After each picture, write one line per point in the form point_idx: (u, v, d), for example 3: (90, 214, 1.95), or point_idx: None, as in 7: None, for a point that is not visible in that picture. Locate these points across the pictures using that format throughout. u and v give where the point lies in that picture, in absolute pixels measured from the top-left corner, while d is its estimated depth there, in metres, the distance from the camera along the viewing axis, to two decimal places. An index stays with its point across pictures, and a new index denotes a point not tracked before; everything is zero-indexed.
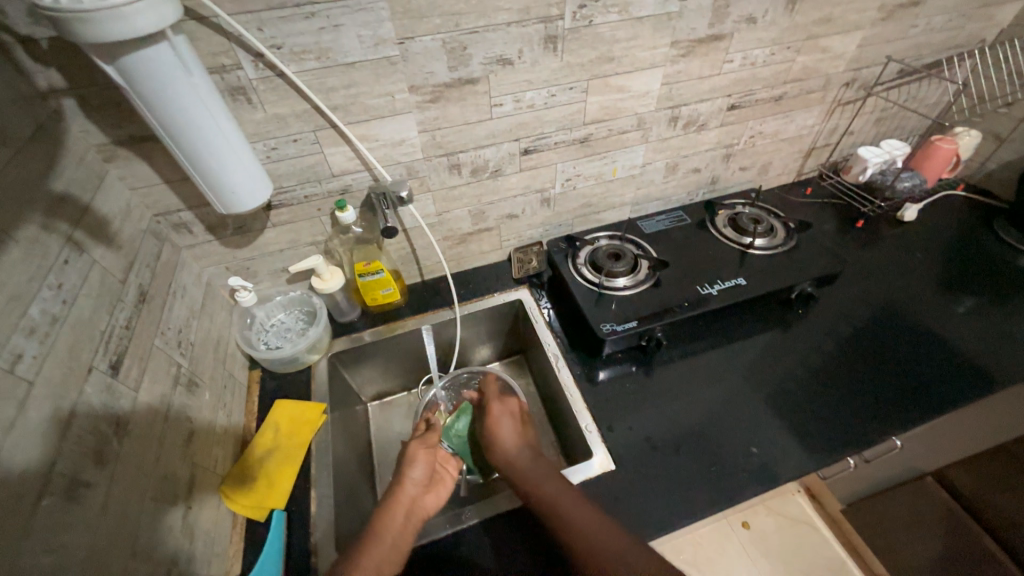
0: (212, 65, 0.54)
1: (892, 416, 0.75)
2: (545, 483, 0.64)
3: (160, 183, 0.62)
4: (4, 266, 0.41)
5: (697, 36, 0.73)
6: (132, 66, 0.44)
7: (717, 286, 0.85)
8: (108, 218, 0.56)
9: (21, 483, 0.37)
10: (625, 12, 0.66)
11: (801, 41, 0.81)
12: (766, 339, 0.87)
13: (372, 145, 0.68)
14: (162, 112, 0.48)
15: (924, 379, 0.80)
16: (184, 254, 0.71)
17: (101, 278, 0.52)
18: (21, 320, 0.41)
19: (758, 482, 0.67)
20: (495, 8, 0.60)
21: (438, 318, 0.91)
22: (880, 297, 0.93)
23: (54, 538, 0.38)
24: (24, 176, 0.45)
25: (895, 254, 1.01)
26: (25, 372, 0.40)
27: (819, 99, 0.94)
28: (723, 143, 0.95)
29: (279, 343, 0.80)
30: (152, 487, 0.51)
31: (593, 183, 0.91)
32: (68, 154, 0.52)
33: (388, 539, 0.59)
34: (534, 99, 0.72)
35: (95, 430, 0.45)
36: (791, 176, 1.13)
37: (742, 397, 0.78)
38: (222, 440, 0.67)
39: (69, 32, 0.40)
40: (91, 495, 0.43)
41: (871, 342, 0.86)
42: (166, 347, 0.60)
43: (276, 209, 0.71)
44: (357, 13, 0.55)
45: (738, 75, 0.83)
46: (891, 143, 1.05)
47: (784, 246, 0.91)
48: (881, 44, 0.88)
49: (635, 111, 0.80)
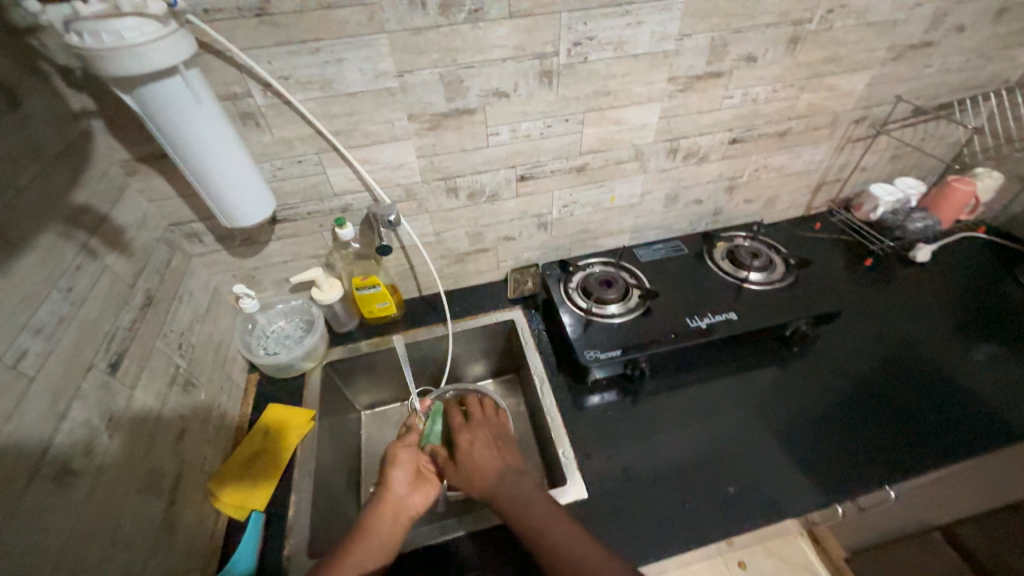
0: (224, 93, 0.58)
1: (883, 468, 0.72)
2: (527, 499, 0.62)
3: (175, 196, 0.67)
4: (21, 270, 0.46)
5: (695, 73, 0.74)
6: (148, 95, 0.49)
7: (708, 319, 0.84)
8: (124, 227, 0.61)
9: (13, 467, 0.41)
10: (621, 49, 0.68)
11: (805, 79, 0.81)
12: (759, 375, 0.86)
13: (372, 168, 0.72)
14: (172, 135, 0.53)
15: (923, 429, 0.77)
16: (195, 261, 0.76)
17: (110, 283, 0.57)
18: (30, 320, 0.45)
19: (733, 524, 0.66)
20: (492, 45, 0.63)
21: (432, 333, 0.93)
22: (884, 340, 0.90)
23: (39, 521, 0.42)
24: (49, 189, 0.51)
25: (905, 295, 0.97)
26: (28, 367, 0.44)
27: (827, 135, 0.93)
28: (725, 175, 0.95)
29: (277, 349, 0.84)
30: (138, 480, 0.54)
31: (591, 210, 0.92)
32: (92, 169, 0.58)
33: (375, 540, 0.60)
34: (530, 129, 0.74)
35: (88, 423, 0.49)
36: (799, 209, 1.11)
37: (727, 435, 0.77)
38: (213, 438, 0.71)
39: (92, 66, 0.45)
40: (78, 484, 0.46)
41: (870, 387, 0.83)
42: (167, 348, 0.65)
43: (281, 223, 0.76)
44: (359, 49, 0.59)
45: (739, 110, 0.83)
46: (906, 181, 1.03)
47: (783, 282, 0.89)
48: (891, 83, 0.87)
49: (633, 142, 0.82)
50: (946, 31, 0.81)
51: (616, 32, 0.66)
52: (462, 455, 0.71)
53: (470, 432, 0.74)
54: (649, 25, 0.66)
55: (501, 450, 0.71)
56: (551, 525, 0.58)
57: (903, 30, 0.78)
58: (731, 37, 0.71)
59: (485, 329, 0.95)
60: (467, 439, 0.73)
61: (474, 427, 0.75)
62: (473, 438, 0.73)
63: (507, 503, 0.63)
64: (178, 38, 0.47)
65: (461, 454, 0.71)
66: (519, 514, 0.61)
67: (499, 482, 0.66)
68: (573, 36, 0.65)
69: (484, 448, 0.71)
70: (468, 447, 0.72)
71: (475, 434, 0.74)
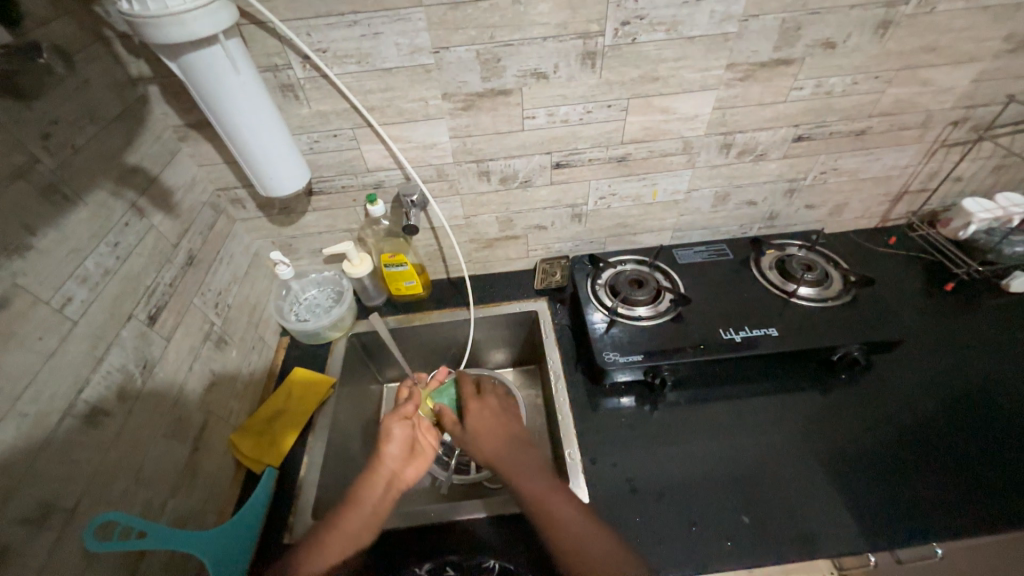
0: (266, 64, 0.60)
1: (930, 521, 0.64)
2: (531, 473, 0.63)
3: (221, 163, 0.71)
4: (72, 223, 0.50)
5: (759, 59, 0.67)
6: (189, 64, 0.51)
7: (745, 332, 0.78)
8: (173, 189, 0.66)
9: (49, 403, 0.45)
10: (674, 30, 0.62)
11: (894, 70, 0.71)
12: (797, 398, 0.78)
13: (405, 146, 0.72)
14: (212, 103, 0.55)
15: (989, 485, 0.67)
16: (238, 226, 0.80)
17: (155, 241, 0.61)
18: (77, 270, 0.50)
19: (742, 555, 0.61)
20: (532, 22, 0.60)
21: (455, 316, 0.93)
22: (955, 378, 0.79)
23: (69, 452, 0.46)
24: (104, 149, 0.54)
25: (989, 328, 0.85)
26: (72, 312, 0.49)
27: (915, 138, 0.81)
28: (786, 176, 0.86)
29: (307, 316, 0.87)
30: (165, 425, 0.59)
31: (630, 204, 0.87)
32: (146, 132, 0.62)
33: (364, 512, 0.61)
34: (568, 114, 0.70)
35: (122, 369, 0.53)
36: (872, 220, 0.99)
37: (752, 459, 0.71)
38: (240, 394, 0.76)
39: (140, 33, 0.47)
40: (108, 423, 0.51)
41: (930, 429, 0.73)
42: (203, 306, 0.69)
43: (316, 195, 0.78)
44: (395, 23, 0.58)
45: (809, 104, 0.74)
46: (1009, 197, 0.87)
47: (838, 300, 0.81)
48: (1005, 79, 0.74)
49: (681, 133, 0.76)
50: None
51: (670, 11, 0.60)
52: (469, 422, 0.73)
53: (479, 403, 0.76)
54: (708, 3, 0.60)
55: (506, 425, 0.72)
56: (552, 501, 0.59)
57: None
58: (806, 20, 0.63)
59: (508, 318, 0.94)
60: (475, 410, 0.75)
61: (483, 399, 0.76)
62: (481, 411, 0.74)
63: (510, 475, 0.64)
64: (219, 6, 0.47)
65: (467, 423, 0.73)
66: (521, 486, 0.62)
67: (503, 455, 0.67)
68: (621, 14, 0.60)
69: (491, 419, 0.72)
70: (476, 416, 0.74)
71: (483, 406, 0.75)
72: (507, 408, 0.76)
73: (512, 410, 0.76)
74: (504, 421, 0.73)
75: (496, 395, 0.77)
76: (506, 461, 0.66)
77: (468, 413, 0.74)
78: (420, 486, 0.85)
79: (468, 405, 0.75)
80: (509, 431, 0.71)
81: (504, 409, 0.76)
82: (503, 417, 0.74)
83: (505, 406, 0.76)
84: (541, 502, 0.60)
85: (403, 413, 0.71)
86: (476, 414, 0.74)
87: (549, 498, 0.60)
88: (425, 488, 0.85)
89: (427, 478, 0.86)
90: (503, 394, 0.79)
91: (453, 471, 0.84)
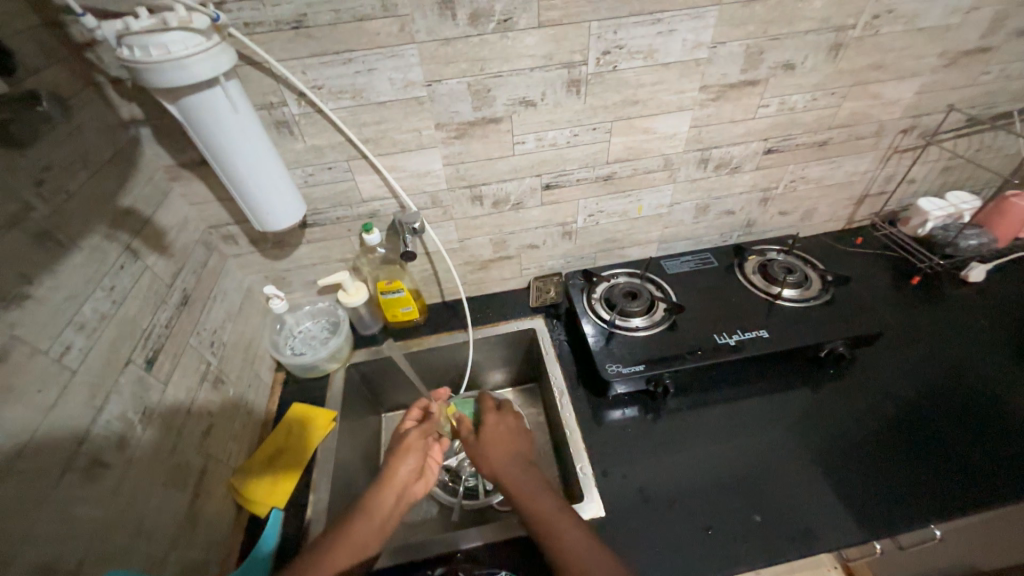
0: (261, 102, 0.61)
1: (927, 503, 0.67)
2: (539, 492, 0.62)
3: (213, 200, 0.71)
4: (68, 269, 0.49)
5: (728, 81, 0.72)
6: (188, 105, 0.51)
7: (737, 336, 0.81)
8: (165, 229, 0.65)
9: (49, 458, 0.43)
10: (651, 58, 0.67)
11: (848, 86, 0.77)
12: (791, 395, 0.82)
13: (399, 175, 0.73)
14: (210, 142, 0.55)
15: (975, 465, 0.71)
16: (229, 262, 0.79)
17: (150, 282, 0.60)
18: (74, 317, 0.48)
19: (758, 554, 0.63)
20: (520, 54, 0.63)
21: (453, 339, 0.93)
22: (931, 365, 0.84)
23: (70, 509, 0.44)
24: (98, 193, 0.54)
25: (955, 316, 0.91)
26: (70, 361, 0.47)
27: (871, 146, 0.89)
28: (759, 186, 0.91)
29: (303, 349, 0.86)
30: (165, 473, 0.56)
31: (617, 220, 0.91)
32: (138, 174, 0.61)
33: (372, 524, 0.57)
34: (556, 138, 0.74)
35: (121, 417, 0.51)
36: (839, 222, 1.05)
37: (755, 458, 0.73)
38: (239, 434, 0.73)
39: (139, 78, 0.47)
40: (108, 475, 0.48)
41: (914, 415, 0.77)
42: (199, 346, 0.67)
43: (310, 227, 0.78)
44: (389, 59, 0.60)
45: (775, 120, 0.80)
46: (958, 196, 0.96)
47: (819, 299, 0.85)
48: (944, 91, 0.81)
49: (662, 151, 0.80)
50: (1006, 36, 0.75)
51: (646, 40, 0.65)
52: (486, 433, 0.72)
53: (497, 416, 0.75)
54: (680, 32, 0.65)
55: (518, 441, 0.71)
56: (559, 521, 0.58)
57: (957, 35, 0.74)
58: (768, 45, 0.69)
59: (506, 337, 0.95)
60: (493, 422, 0.74)
61: (502, 413, 0.76)
62: (498, 423, 0.73)
63: (519, 490, 0.62)
64: (220, 49, 0.48)
65: (484, 435, 0.72)
66: (529, 504, 0.61)
67: (514, 469, 0.65)
68: (602, 45, 0.64)
69: (507, 434, 0.72)
70: (494, 428, 0.73)
71: (501, 419, 0.74)
72: (520, 425, 0.75)
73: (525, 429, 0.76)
74: (517, 438, 0.72)
75: (513, 412, 0.77)
76: (517, 474, 0.65)
77: (487, 424, 0.73)
78: (428, 515, 0.83)
79: (487, 417, 0.74)
80: (520, 448, 0.70)
81: (518, 426, 0.75)
82: (517, 433, 0.73)
83: (519, 423, 0.76)
84: (549, 521, 0.58)
85: (423, 429, 0.70)
86: (493, 426, 0.73)
87: (556, 517, 0.59)
88: (434, 516, 0.83)
89: (435, 506, 0.84)
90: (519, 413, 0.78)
91: (462, 496, 0.83)
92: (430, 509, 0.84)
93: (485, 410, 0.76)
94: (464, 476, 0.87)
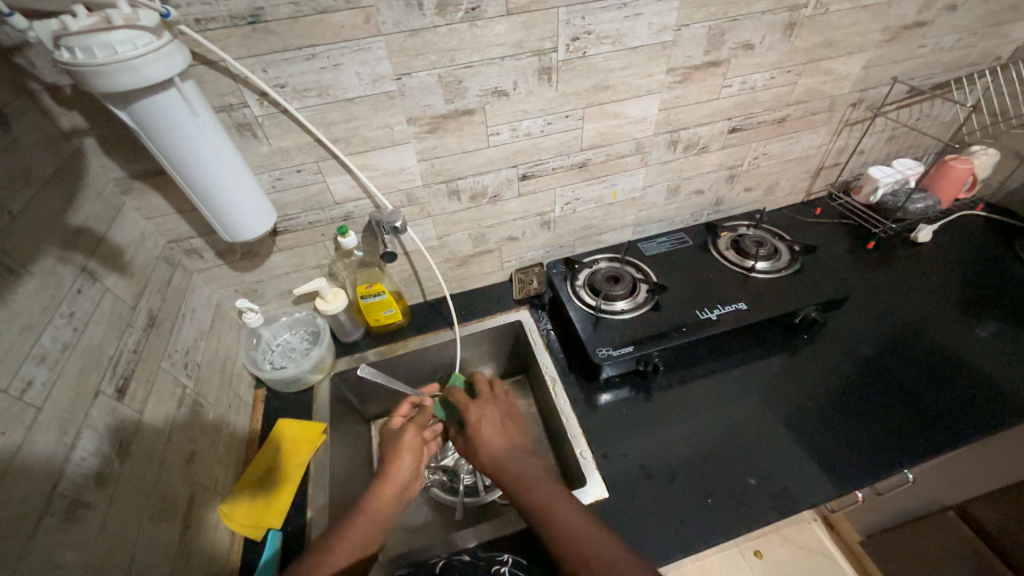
0: (220, 104, 0.57)
1: (904, 448, 0.71)
2: (530, 479, 0.61)
3: (172, 213, 0.66)
4: (20, 298, 0.44)
5: (693, 63, 0.74)
6: (141, 112, 0.47)
7: (717, 310, 0.85)
8: (122, 247, 0.60)
9: (21, 506, 0.39)
10: (619, 42, 0.67)
11: (802, 64, 0.81)
12: (771, 363, 0.85)
13: (373, 174, 0.71)
14: (168, 153, 0.51)
15: (942, 410, 0.76)
16: (195, 278, 0.75)
17: (112, 305, 0.56)
18: (33, 349, 0.44)
19: (754, 516, 0.65)
20: (490, 43, 0.62)
21: (439, 338, 0.92)
22: (893, 321, 0.90)
23: (52, 556, 0.40)
24: (44, 212, 0.49)
25: (908, 275, 0.98)
26: (33, 398, 0.43)
27: (825, 120, 0.93)
28: (726, 164, 0.94)
29: (284, 363, 0.83)
30: (151, 507, 0.53)
31: (593, 206, 0.92)
32: (87, 189, 0.56)
33: (376, 522, 0.58)
34: (530, 127, 0.73)
35: (97, 453, 0.48)
36: (799, 195, 1.11)
37: (744, 425, 0.76)
38: (223, 458, 0.70)
39: (83, 84, 0.43)
40: (90, 516, 0.45)
41: (882, 369, 0.83)
42: (172, 369, 0.63)
43: (282, 234, 0.75)
44: (355, 53, 0.57)
45: (738, 99, 0.82)
46: (903, 162, 1.03)
47: (788, 269, 0.90)
48: (887, 65, 0.87)
49: (633, 136, 0.81)
50: (938, 10, 0.81)
51: (614, 25, 0.65)
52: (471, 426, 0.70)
53: (480, 408, 0.72)
54: (646, 16, 0.65)
55: (506, 427, 0.70)
56: (560, 510, 0.56)
57: (897, 11, 0.78)
58: (728, 26, 0.71)
59: (493, 331, 0.95)
60: (477, 416, 0.71)
61: (484, 404, 0.73)
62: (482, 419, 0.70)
63: (512, 480, 0.62)
64: (173, 48, 0.45)
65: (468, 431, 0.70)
66: (523, 492, 0.60)
67: (507, 459, 0.65)
68: (571, 30, 0.64)
69: (493, 427, 0.70)
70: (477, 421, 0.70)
71: (483, 411, 0.72)
72: (508, 411, 0.73)
73: (515, 410, 0.74)
74: (506, 428, 0.70)
75: (496, 400, 0.74)
76: (508, 464, 0.64)
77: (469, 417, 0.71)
78: (430, 517, 0.83)
79: (469, 410, 0.72)
80: (511, 437, 0.69)
81: (508, 412, 0.73)
82: (504, 420, 0.71)
83: (508, 409, 0.73)
84: (548, 514, 0.56)
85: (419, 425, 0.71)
86: (478, 421, 0.71)
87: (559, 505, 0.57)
88: (435, 518, 0.82)
89: (436, 507, 0.84)
90: (504, 394, 0.76)
91: (462, 495, 0.83)
92: (431, 512, 0.83)
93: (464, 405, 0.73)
94: (462, 474, 0.87)
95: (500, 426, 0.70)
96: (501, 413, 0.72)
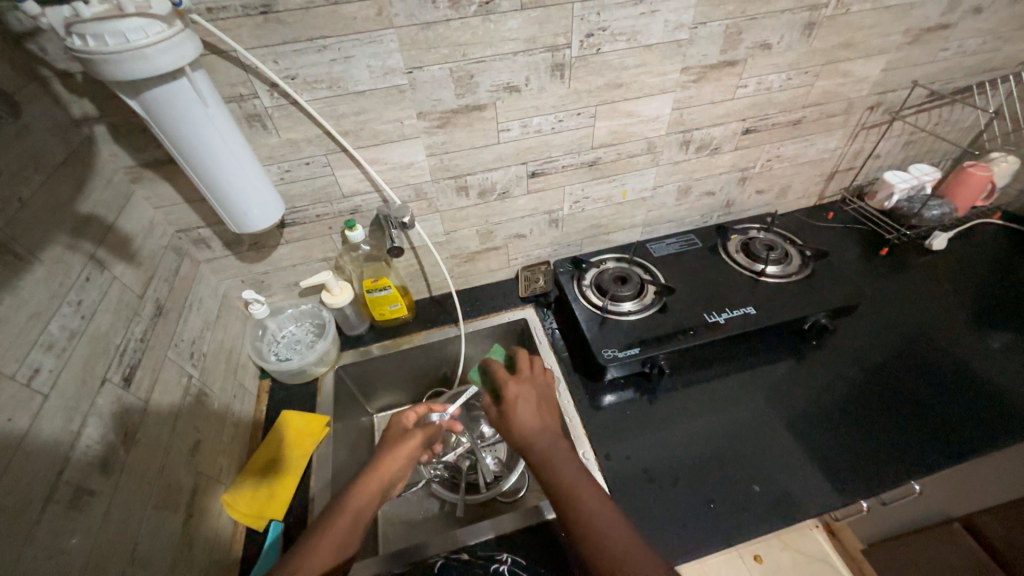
0: (230, 95, 0.57)
1: (912, 459, 0.70)
2: (564, 460, 0.59)
3: (181, 203, 0.66)
4: (29, 285, 0.44)
5: (709, 62, 0.72)
6: (152, 100, 0.47)
7: (725, 313, 0.84)
8: (130, 236, 0.60)
9: (27, 491, 0.39)
10: (634, 40, 0.66)
11: (820, 65, 0.79)
12: (778, 369, 0.84)
13: (381, 168, 0.70)
14: (178, 141, 0.51)
15: (952, 422, 0.75)
16: (203, 268, 0.75)
17: (120, 293, 0.56)
18: (41, 336, 0.44)
19: (757, 522, 0.65)
20: (503, 38, 0.61)
21: (444, 334, 0.92)
22: (904, 329, 0.89)
23: (56, 542, 0.40)
24: (54, 198, 0.49)
25: (922, 283, 0.96)
26: (41, 385, 0.43)
27: (841, 123, 0.92)
28: (739, 166, 0.93)
29: (289, 355, 0.83)
30: (155, 495, 0.53)
31: (602, 205, 0.91)
32: (96, 176, 0.56)
33: (358, 517, 0.58)
34: (541, 124, 0.72)
35: (102, 440, 0.48)
36: (811, 199, 1.10)
37: (749, 431, 0.76)
38: (227, 447, 0.70)
39: (94, 71, 0.43)
40: (95, 503, 0.45)
41: (892, 378, 0.81)
42: (178, 358, 0.63)
43: (289, 226, 0.75)
44: (367, 46, 0.57)
45: (753, 99, 0.81)
46: (920, 168, 1.01)
47: (798, 275, 0.89)
48: (908, 67, 0.85)
49: (645, 135, 0.80)
50: (963, 13, 0.79)
51: (630, 22, 0.64)
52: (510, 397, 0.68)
53: (519, 385, 0.70)
54: (663, 13, 0.64)
55: (545, 405, 0.68)
56: (583, 492, 0.56)
57: (920, 13, 0.76)
58: (746, 25, 0.69)
59: (498, 328, 0.94)
60: (516, 393, 0.68)
61: (523, 380, 0.70)
62: (523, 391, 0.68)
63: (544, 459, 0.60)
64: (184, 37, 0.44)
65: (506, 405, 0.67)
66: (552, 473, 0.58)
67: (538, 440, 0.63)
68: (585, 27, 0.63)
69: (529, 405, 0.67)
70: (518, 394, 0.68)
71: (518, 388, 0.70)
72: (545, 391, 0.70)
73: (553, 392, 0.71)
74: (543, 406, 0.68)
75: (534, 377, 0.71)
76: (542, 444, 0.62)
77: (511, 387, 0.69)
78: (431, 512, 0.83)
79: (509, 384, 0.69)
80: (547, 419, 0.66)
81: (544, 393, 0.70)
82: (542, 401, 0.68)
83: (545, 386, 0.71)
84: (573, 497, 0.56)
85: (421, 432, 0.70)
86: (517, 397, 0.68)
87: (581, 488, 0.56)
88: (435, 513, 0.82)
89: (437, 503, 0.84)
90: (543, 373, 0.73)
91: (463, 491, 0.82)
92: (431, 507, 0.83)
93: (504, 380, 0.70)
94: (463, 470, 0.85)
95: (537, 406, 0.67)
96: (537, 391, 0.70)
